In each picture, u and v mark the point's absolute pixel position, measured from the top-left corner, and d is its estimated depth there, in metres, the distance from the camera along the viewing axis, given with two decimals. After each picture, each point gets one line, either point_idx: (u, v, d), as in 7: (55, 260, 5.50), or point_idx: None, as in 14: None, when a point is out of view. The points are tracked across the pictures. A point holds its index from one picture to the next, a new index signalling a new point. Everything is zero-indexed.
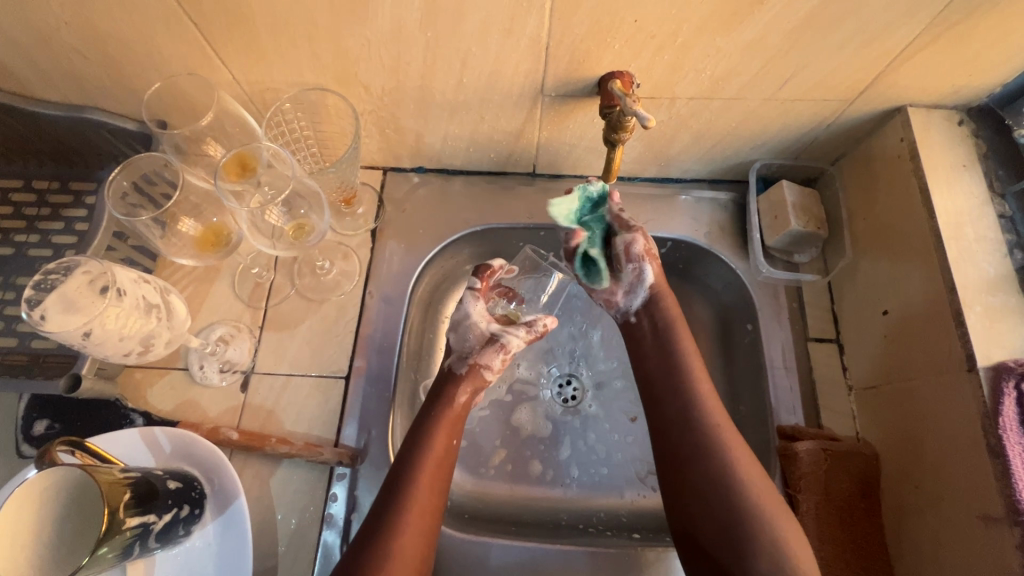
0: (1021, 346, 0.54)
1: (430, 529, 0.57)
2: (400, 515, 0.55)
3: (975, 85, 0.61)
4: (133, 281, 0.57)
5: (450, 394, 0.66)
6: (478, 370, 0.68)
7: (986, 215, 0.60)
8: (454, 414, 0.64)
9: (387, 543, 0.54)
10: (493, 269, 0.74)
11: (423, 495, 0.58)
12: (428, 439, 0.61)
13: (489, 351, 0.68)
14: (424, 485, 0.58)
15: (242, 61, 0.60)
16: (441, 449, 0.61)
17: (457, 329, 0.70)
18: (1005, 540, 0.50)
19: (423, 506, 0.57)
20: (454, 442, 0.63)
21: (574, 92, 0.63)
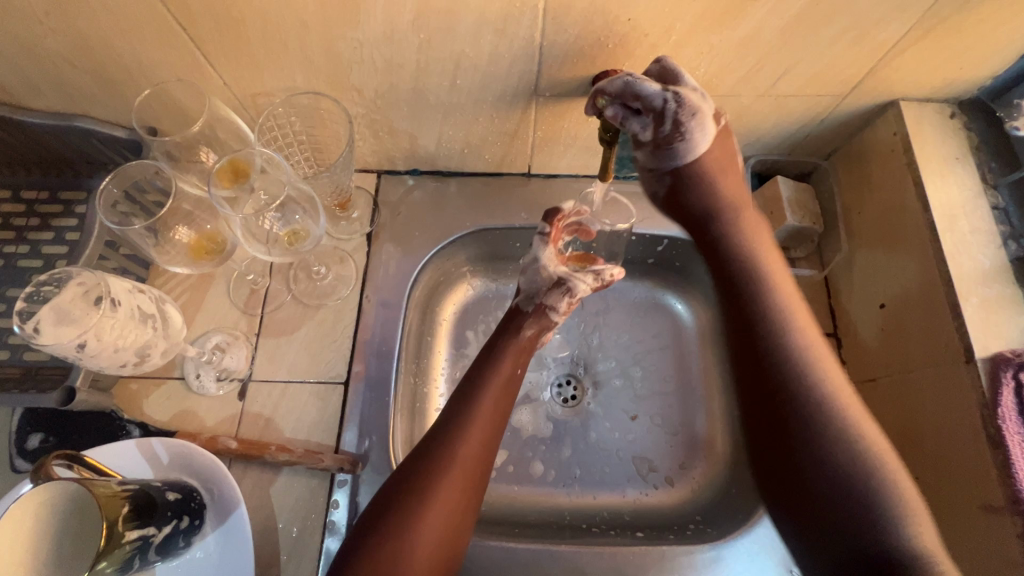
0: (1017, 336, 0.55)
1: (484, 456, 0.58)
2: (463, 426, 0.57)
3: (966, 78, 0.62)
4: (128, 291, 0.56)
5: (517, 326, 0.68)
6: (548, 312, 0.69)
7: (980, 207, 0.61)
8: (520, 345, 0.67)
9: (449, 440, 0.56)
10: (564, 213, 0.71)
11: (486, 418, 0.59)
12: (496, 365, 0.64)
13: (557, 293, 0.69)
14: (489, 406, 0.60)
15: (232, 66, 0.59)
16: (508, 372, 0.64)
17: (524, 272, 0.71)
18: (1006, 529, 0.50)
19: (492, 409, 0.60)
20: (518, 370, 0.66)
21: (568, 91, 0.63)
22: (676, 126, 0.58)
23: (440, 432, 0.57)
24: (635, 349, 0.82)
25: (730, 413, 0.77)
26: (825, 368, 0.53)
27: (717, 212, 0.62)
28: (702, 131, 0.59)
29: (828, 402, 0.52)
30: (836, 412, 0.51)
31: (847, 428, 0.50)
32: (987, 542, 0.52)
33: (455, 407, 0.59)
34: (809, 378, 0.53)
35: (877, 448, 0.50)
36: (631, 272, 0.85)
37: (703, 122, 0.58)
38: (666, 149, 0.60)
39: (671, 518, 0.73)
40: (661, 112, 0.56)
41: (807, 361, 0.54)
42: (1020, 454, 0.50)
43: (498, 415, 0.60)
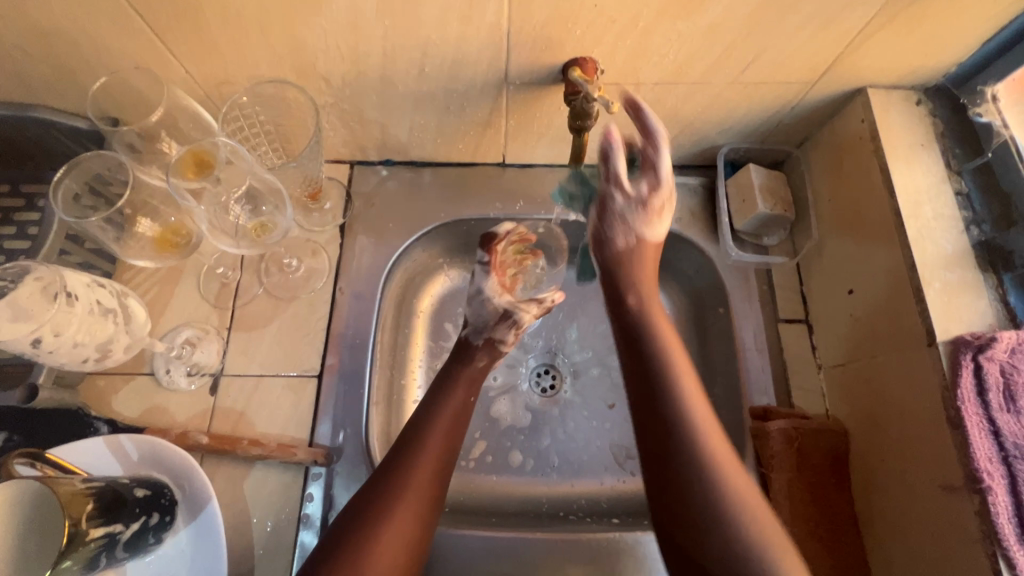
0: (978, 320, 0.56)
1: (434, 494, 0.57)
2: (416, 450, 0.58)
3: (931, 65, 0.62)
4: (86, 285, 0.55)
5: (472, 355, 0.68)
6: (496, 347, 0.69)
7: (944, 192, 0.62)
8: (470, 375, 0.66)
9: (406, 465, 0.57)
10: (500, 238, 0.71)
11: (434, 455, 0.58)
12: (447, 395, 0.63)
13: (503, 326, 0.69)
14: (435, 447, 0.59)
15: (193, 54, 0.58)
16: (458, 405, 0.63)
17: (471, 303, 0.71)
18: (964, 507, 0.52)
19: (441, 439, 0.60)
20: (471, 399, 0.65)
21: (539, 79, 0.62)
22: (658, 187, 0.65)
23: (389, 471, 0.57)
24: (611, 339, 0.82)
25: None
26: (709, 436, 0.55)
27: (629, 282, 0.66)
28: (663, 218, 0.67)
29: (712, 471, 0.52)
30: (716, 482, 0.52)
31: (730, 502, 0.51)
32: (946, 520, 0.53)
33: (404, 446, 0.59)
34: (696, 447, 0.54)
35: (756, 519, 0.51)
36: None
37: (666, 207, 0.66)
38: (653, 188, 0.65)
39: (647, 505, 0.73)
40: (654, 141, 0.62)
41: (698, 433, 0.54)
42: (978, 435, 0.52)
43: (447, 448, 0.60)
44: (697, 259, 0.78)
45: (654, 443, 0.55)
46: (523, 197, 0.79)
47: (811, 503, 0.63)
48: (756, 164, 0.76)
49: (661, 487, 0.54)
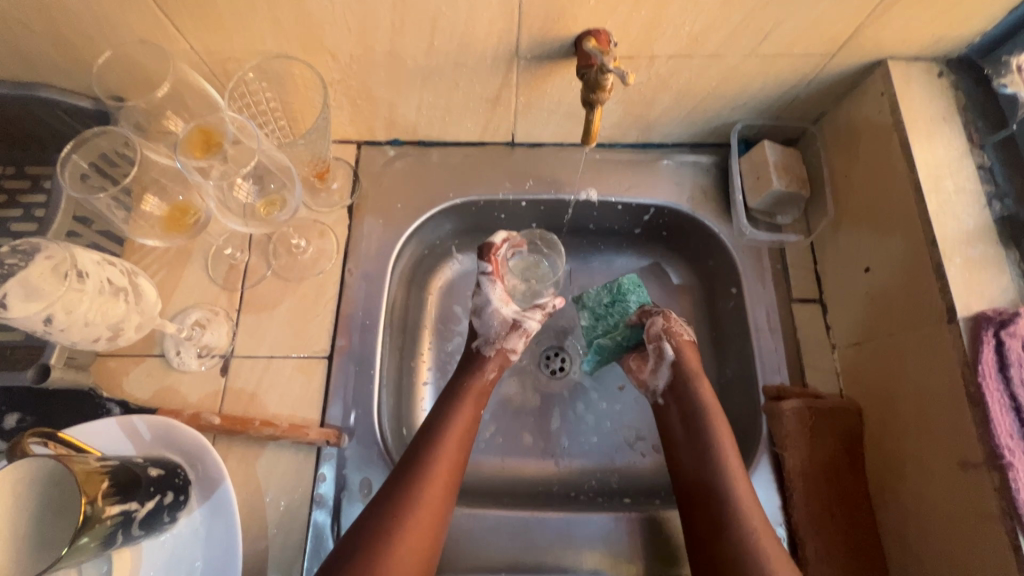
0: (1001, 296, 0.55)
1: (444, 502, 0.58)
2: (433, 443, 0.61)
3: (955, 34, 0.61)
4: (96, 262, 0.54)
5: (479, 368, 0.68)
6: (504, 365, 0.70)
7: (966, 167, 0.60)
8: (479, 387, 0.67)
9: (422, 459, 0.59)
10: (497, 247, 0.72)
11: (443, 469, 0.59)
12: (454, 411, 0.64)
13: (514, 336, 0.70)
14: (442, 459, 0.60)
15: (198, 28, 0.57)
16: (468, 415, 0.64)
17: (479, 314, 0.71)
18: (984, 483, 0.51)
19: (456, 437, 0.62)
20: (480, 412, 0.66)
21: (550, 52, 0.61)
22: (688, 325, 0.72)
23: (398, 482, 0.58)
24: None
25: (716, 381, 0.77)
26: (746, 501, 0.58)
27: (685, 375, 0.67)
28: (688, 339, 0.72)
29: (748, 530, 0.56)
30: (746, 536, 0.56)
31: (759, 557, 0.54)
32: (964, 494, 0.53)
33: (411, 458, 0.60)
34: (733, 510, 0.57)
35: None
36: (618, 243, 0.84)
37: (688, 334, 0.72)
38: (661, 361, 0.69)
39: (657, 485, 0.73)
40: (666, 331, 0.70)
41: (730, 491, 0.59)
42: (1000, 411, 0.51)
43: (455, 461, 0.61)
44: (708, 238, 0.77)
45: (697, 504, 0.60)
46: (533, 176, 0.78)
47: (824, 482, 0.63)
48: (770, 141, 0.75)
49: (700, 541, 0.58)
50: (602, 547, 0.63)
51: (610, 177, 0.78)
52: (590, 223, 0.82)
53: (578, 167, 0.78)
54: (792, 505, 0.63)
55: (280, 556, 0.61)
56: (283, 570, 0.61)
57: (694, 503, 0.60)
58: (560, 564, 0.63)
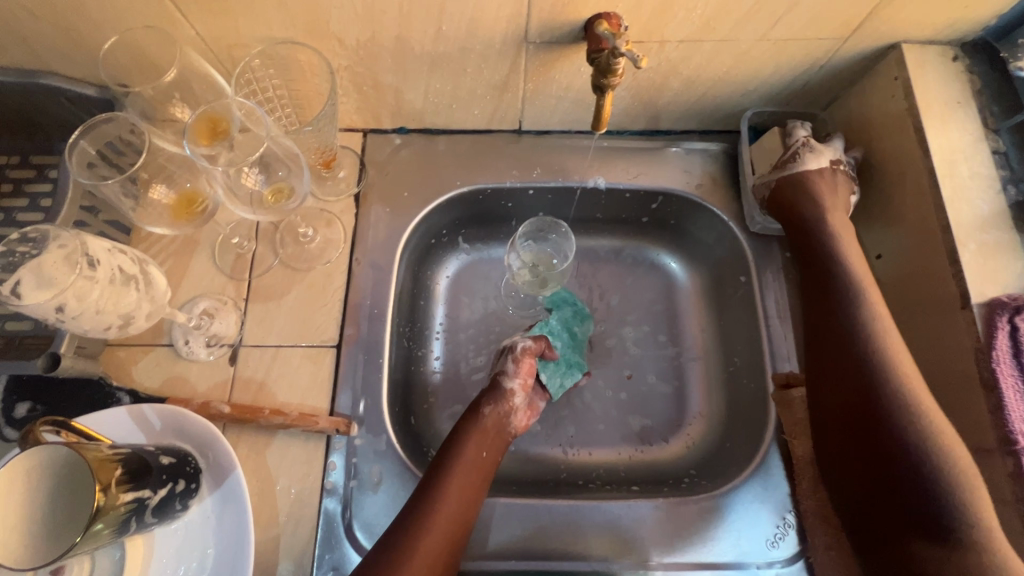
0: (1015, 281, 0.54)
1: (474, 498, 0.60)
2: (439, 488, 0.59)
3: (971, 18, 0.60)
4: (107, 250, 0.54)
5: (475, 408, 0.67)
6: (511, 409, 0.68)
7: (980, 152, 0.60)
8: (480, 429, 0.65)
9: (427, 507, 0.58)
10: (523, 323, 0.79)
11: (444, 525, 0.57)
12: (456, 461, 0.61)
13: (503, 359, 0.71)
14: (470, 459, 0.62)
15: (204, 14, 0.56)
16: (471, 462, 0.62)
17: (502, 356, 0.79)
18: (998, 470, 0.51)
19: (460, 487, 0.60)
20: (484, 455, 0.63)
21: (560, 38, 0.60)
22: (798, 155, 0.68)
23: (428, 484, 0.60)
24: (627, 309, 0.82)
25: (724, 368, 0.77)
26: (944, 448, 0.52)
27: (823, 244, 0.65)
28: (815, 160, 0.67)
29: (954, 488, 0.51)
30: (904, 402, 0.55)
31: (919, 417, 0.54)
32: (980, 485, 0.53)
33: (413, 508, 0.58)
34: (936, 464, 0.52)
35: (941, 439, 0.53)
36: (625, 232, 0.83)
37: (820, 160, 0.67)
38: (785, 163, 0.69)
39: (666, 473, 0.73)
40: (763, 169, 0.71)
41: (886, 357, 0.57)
42: (1014, 397, 0.51)
43: (464, 515, 0.59)
44: (717, 226, 0.77)
45: (847, 379, 0.58)
46: (541, 164, 0.77)
47: None
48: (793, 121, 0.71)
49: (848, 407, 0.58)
50: (611, 534, 0.64)
51: (620, 164, 0.77)
52: (598, 212, 0.81)
53: (587, 155, 0.77)
54: (798, 493, 0.63)
55: (291, 544, 0.62)
56: (294, 558, 0.61)
57: (865, 455, 0.56)
58: (570, 551, 0.63)
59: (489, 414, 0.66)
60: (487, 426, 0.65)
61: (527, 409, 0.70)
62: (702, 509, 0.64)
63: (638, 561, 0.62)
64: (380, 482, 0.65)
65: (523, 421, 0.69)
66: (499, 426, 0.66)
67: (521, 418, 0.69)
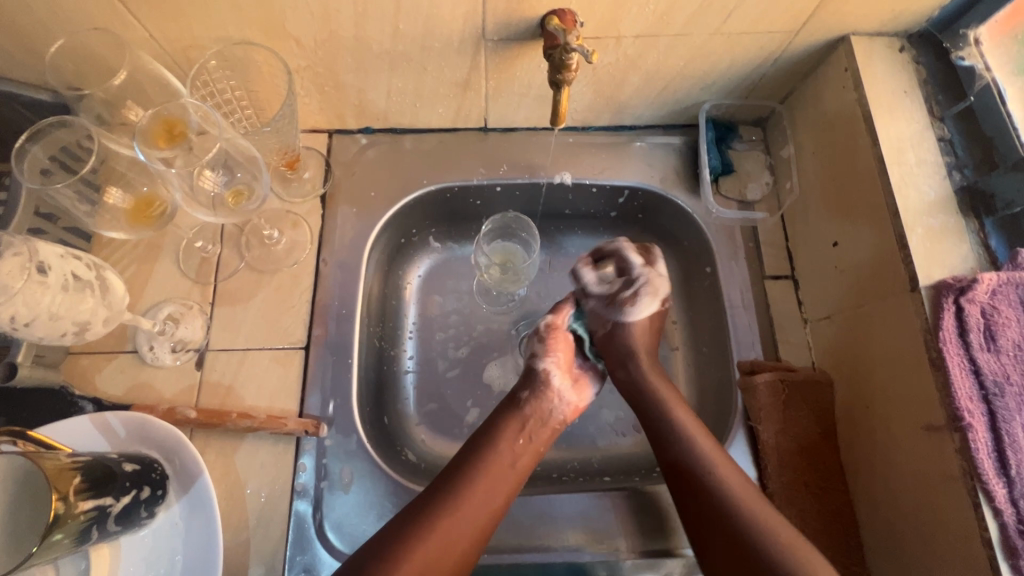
0: (960, 264, 0.56)
1: (510, 489, 0.61)
2: (472, 473, 0.60)
3: (913, 9, 0.61)
4: (60, 256, 0.53)
5: (513, 393, 0.68)
6: (554, 393, 0.68)
7: (927, 139, 0.61)
8: (521, 418, 0.65)
9: (453, 496, 0.58)
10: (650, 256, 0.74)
11: (472, 513, 0.58)
12: (489, 451, 0.62)
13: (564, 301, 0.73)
14: (506, 450, 0.62)
15: (157, 16, 0.56)
16: (508, 453, 0.62)
17: (477, 352, 0.79)
18: (947, 447, 0.53)
19: (494, 476, 0.60)
20: (521, 444, 0.64)
21: (516, 35, 0.61)
22: (634, 296, 0.71)
23: (457, 471, 0.60)
24: None
25: (692, 360, 0.78)
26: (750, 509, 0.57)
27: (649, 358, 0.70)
28: (643, 307, 0.71)
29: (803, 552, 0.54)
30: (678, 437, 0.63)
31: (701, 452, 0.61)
32: (932, 460, 0.54)
33: (436, 492, 0.59)
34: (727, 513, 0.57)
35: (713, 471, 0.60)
36: (594, 227, 0.84)
37: (650, 306, 0.71)
38: (616, 302, 0.71)
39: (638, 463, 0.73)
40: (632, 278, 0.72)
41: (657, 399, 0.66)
42: (960, 374, 0.52)
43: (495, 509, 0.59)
44: (681, 217, 0.78)
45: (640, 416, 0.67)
46: (506, 161, 0.78)
47: (798, 454, 0.65)
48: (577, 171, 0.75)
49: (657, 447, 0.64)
50: (583, 525, 0.64)
51: (584, 159, 0.78)
52: (566, 208, 0.82)
53: (551, 151, 0.78)
54: (765, 477, 0.65)
55: (262, 548, 0.61)
56: (264, 561, 0.61)
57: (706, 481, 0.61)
58: (542, 544, 0.63)
59: (532, 403, 0.66)
60: (528, 415, 0.65)
61: (576, 387, 0.70)
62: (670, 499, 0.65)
63: (610, 551, 0.63)
64: (351, 482, 0.65)
65: (577, 401, 0.69)
66: (541, 415, 0.66)
67: (569, 400, 0.69)
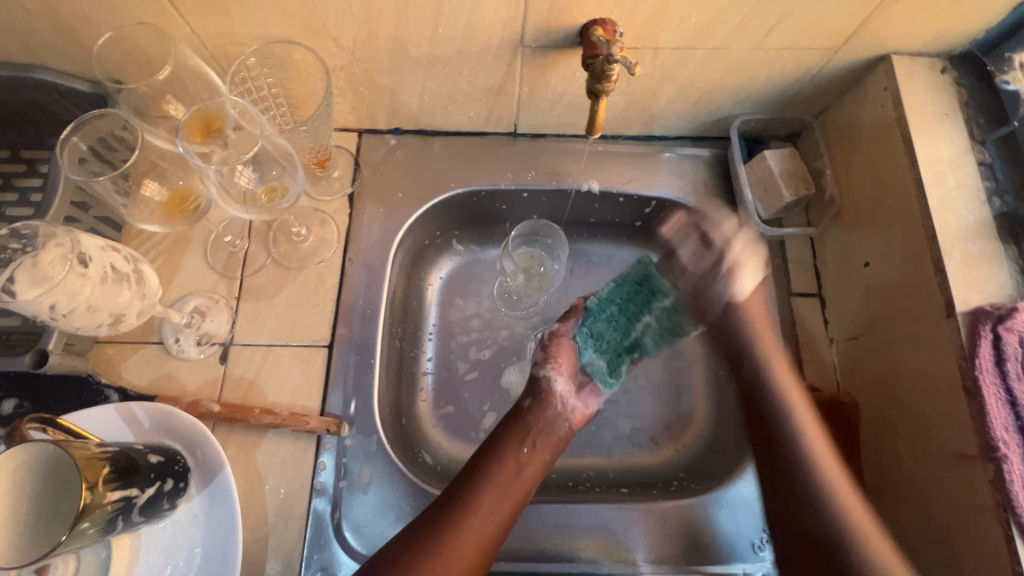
0: (998, 291, 0.55)
1: (517, 499, 0.60)
2: (474, 482, 0.60)
3: (958, 31, 0.61)
4: (100, 248, 0.53)
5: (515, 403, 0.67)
6: (556, 398, 0.66)
7: (967, 163, 0.61)
8: (523, 427, 0.64)
9: (458, 505, 0.58)
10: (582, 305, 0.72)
11: (477, 522, 0.57)
12: (492, 462, 0.61)
13: (547, 353, 0.69)
14: (511, 460, 0.62)
15: (201, 12, 0.56)
16: (510, 464, 0.61)
17: (498, 356, 0.79)
18: (980, 477, 0.52)
19: (498, 486, 0.60)
20: (524, 452, 0.63)
21: (555, 42, 0.61)
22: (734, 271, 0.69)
23: (461, 480, 0.60)
24: None
25: (714, 373, 0.77)
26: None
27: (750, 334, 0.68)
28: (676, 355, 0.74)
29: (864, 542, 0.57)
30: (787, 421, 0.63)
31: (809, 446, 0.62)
32: (964, 490, 0.53)
33: (441, 504, 0.59)
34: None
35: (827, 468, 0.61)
36: (618, 236, 0.84)
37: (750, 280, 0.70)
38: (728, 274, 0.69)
39: (654, 476, 0.73)
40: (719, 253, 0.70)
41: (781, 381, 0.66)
42: (995, 404, 0.52)
43: (501, 520, 0.58)
44: None
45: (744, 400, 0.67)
46: (535, 167, 0.78)
47: None
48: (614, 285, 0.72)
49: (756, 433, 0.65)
50: (600, 536, 0.64)
51: (613, 168, 0.78)
52: (591, 216, 0.82)
53: (581, 158, 0.78)
54: None
55: (279, 545, 0.61)
56: (282, 558, 0.61)
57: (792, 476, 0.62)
58: (558, 553, 0.63)
59: (535, 411, 0.65)
60: (530, 424, 0.65)
61: (578, 394, 0.68)
62: (681, 524, 0.64)
63: (628, 564, 0.63)
64: (370, 483, 0.65)
65: (580, 407, 0.68)
66: (546, 424, 0.65)
67: (573, 407, 0.67)
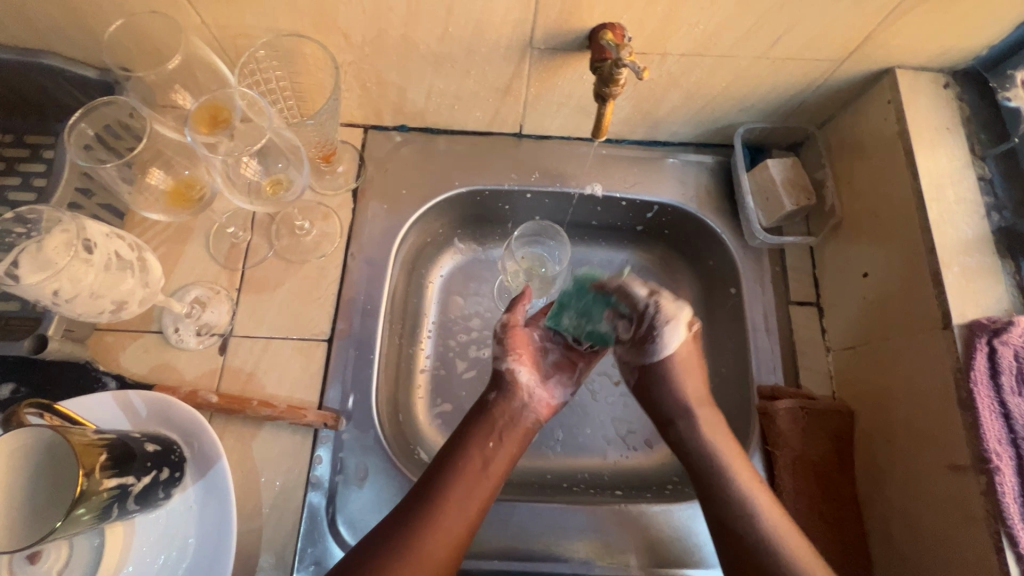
0: (994, 305, 0.56)
1: (485, 492, 0.61)
2: (441, 479, 0.60)
3: (962, 46, 0.61)
4: (105, 235, 0.54)
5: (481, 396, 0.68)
6: (522, 390, 0.68)
7: (967, 177, 0.61)
8: (488, 423, 0.65)
9: (427, 501, 0.58)
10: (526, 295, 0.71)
11: (446, 517, 0.58)
12: (457, 457, 0.62)
13: (504, 347, 0.69)
14: (477, 454, 0.63)
15: (211, 3, 0.56)
16: (476, 457, 0.62)
17: None
18: (971, 487, 0.52)
19: (464, 480, 0.60)
20: (490, 446, 0.64)
21: (564, 45, 0.61)
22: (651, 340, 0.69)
23: (429, 476, 0.61)
24: None
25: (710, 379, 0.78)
26: (766, 515, 0.60)
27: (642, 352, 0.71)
28: (674, 337, 0.69)
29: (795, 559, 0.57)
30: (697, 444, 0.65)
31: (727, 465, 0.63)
32: (955, 500, 0.54)
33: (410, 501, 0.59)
34: (740, 516, 0.60)
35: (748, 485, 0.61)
36: (619, 239, 0.84)
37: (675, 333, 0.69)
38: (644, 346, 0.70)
39: (648, 479, 0.73)
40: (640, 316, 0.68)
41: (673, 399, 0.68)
42: (989, 416, 0.52)
43: (469, 514, 0.59)
44: (711, 237, 0.78)
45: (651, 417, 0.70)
46: (539, 168, 0.78)
47: (815, 482, 0.65)
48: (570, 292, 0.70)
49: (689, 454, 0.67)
50: (593, 537, 0.64)
51: (616, 172, 0.78)
52: (593, 219, 0.82)
53: (586, 161, 0.78)
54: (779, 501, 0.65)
55: (273, 537, 0.61)
56: (275, 551, 0.61)
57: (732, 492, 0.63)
58: (551, 553, 0.63)
59: (500, 406, 0.67)
60: (496, 417, 0.66)
61: (544, 384, 0.70)
62: (670, 526, 0.65)
63: (620, 565, 0.63)
64: (366, 477, 0.65)
65: (545, 397, 0.70)
66: (511, 417, 0.67)
67: (539, 398, 0.70)
